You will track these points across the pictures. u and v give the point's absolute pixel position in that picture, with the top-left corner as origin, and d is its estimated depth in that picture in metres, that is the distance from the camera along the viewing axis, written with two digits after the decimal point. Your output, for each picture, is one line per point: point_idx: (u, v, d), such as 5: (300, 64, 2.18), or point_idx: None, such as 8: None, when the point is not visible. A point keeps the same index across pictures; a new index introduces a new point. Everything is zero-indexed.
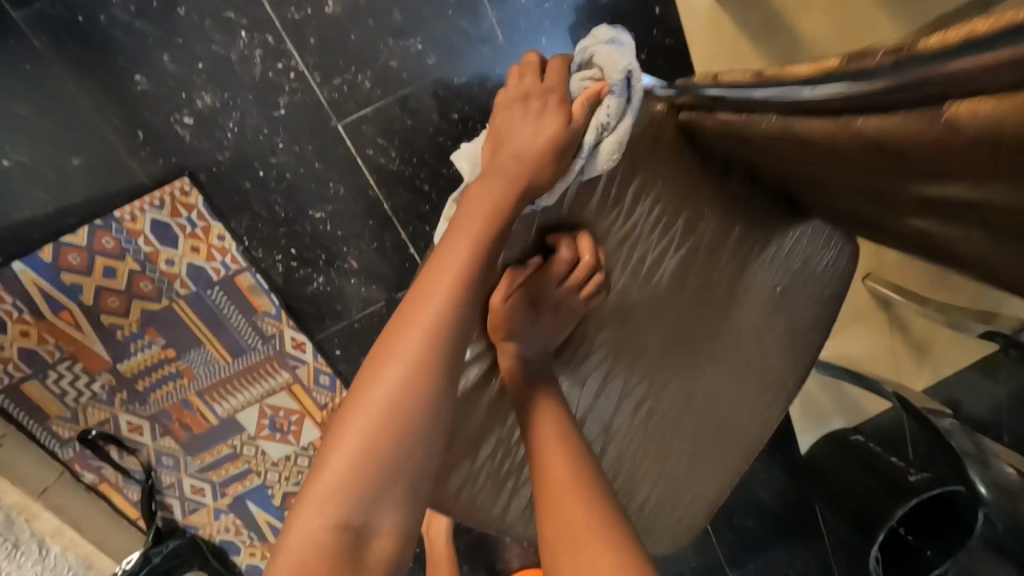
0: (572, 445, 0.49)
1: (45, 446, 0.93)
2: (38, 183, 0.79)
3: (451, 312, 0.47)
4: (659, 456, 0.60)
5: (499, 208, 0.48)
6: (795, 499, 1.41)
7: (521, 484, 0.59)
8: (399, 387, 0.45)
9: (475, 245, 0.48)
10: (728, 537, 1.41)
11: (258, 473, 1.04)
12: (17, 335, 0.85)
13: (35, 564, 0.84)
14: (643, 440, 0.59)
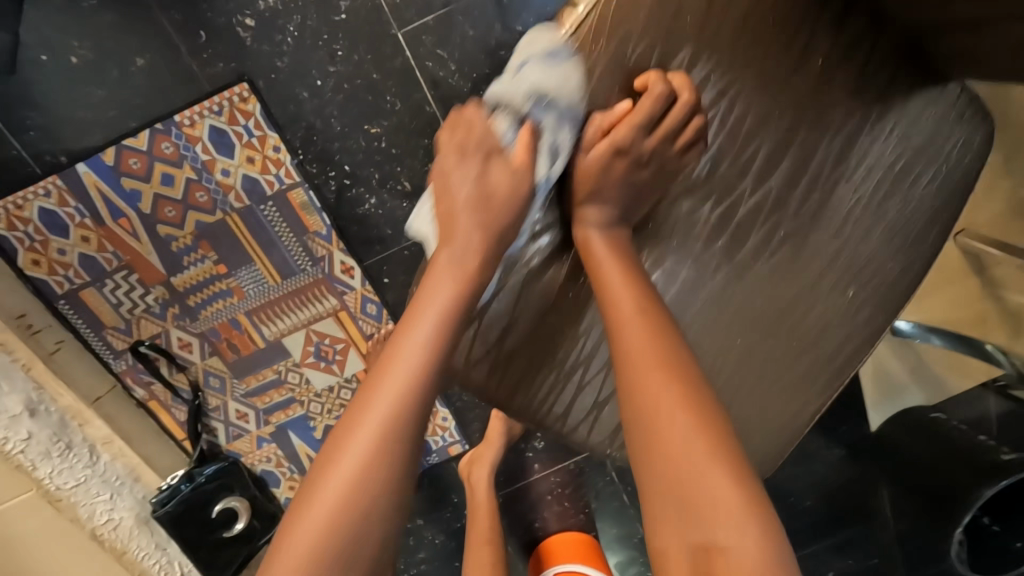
0: (651, 319, 0.50)
1: (100, 356, 0.93)
2: (104, 85, 0.80)
3: (417, 384, 0.48)
4: (738, 358, 0.58)
5: (423, 349, 0.49)
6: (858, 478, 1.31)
7: (588, 378, 0.58)
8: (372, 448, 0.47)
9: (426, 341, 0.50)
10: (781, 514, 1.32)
11: (301, 403, 1.03)
12: (79, 240, 0.86)
13: (86, 468, 0.86)
14: (728, 335, 0.57)
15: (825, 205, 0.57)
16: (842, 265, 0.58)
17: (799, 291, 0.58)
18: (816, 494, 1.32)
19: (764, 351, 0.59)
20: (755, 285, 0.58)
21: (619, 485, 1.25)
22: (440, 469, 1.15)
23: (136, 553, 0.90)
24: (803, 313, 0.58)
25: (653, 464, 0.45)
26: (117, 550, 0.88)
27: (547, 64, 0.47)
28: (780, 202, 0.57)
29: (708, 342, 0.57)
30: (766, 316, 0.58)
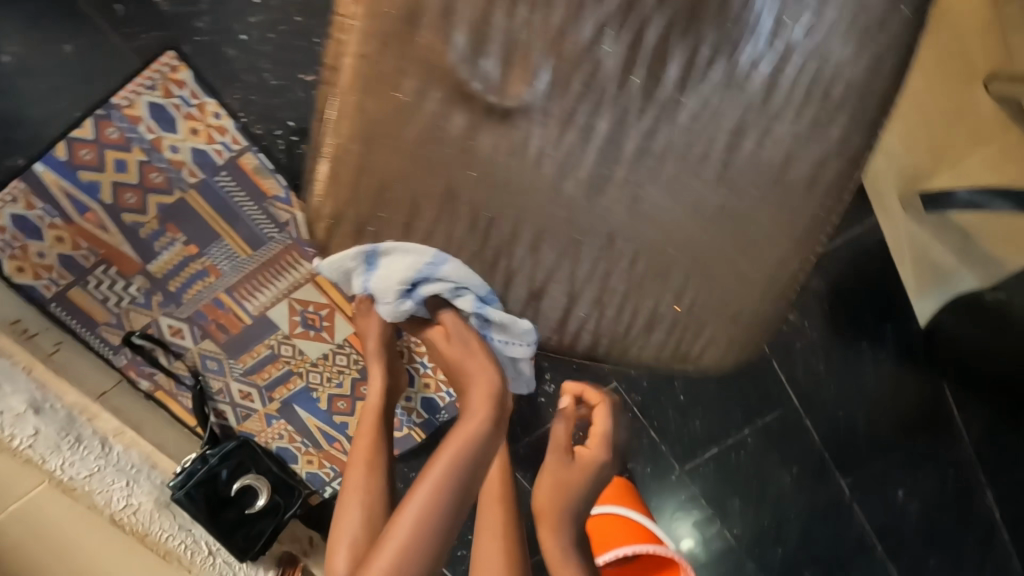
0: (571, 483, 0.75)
1: (100, 353, 0.97)
2: (41, 78, 0.80)
3: (456, 476, 0.54)
4: (687, 221, 0.53)
5: (449, 465, 0.54)
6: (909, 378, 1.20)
7: (515, 263, 0.54)
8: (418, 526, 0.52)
9: (471, 441, 0.55)
10: (827, 431, 1.23)
11: (300, 374, 1.03)
12: (54, 242, 0.88)
13: (98, 458, 0.88)
14: (672, 201, 0.53)
15: (770, 23, 0.48)
16: (797, 94, 0.51)
17: (751, 133, 0.52)
18: (865, 403, 1.21)
19: (717, 209, 0.53)
20: (699, 133, 0.51)
21: (644, 422, 1.17)
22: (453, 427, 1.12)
23: (159, 534, 0.92)
24: (758, 159, 0.52)
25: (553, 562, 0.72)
26: (138, 532, 0.89)
27: (377, 273, 0.55)
28: (717, 29, 0.48)
29: (649, 211, 0.53)
30: (711, 172, 0.52)
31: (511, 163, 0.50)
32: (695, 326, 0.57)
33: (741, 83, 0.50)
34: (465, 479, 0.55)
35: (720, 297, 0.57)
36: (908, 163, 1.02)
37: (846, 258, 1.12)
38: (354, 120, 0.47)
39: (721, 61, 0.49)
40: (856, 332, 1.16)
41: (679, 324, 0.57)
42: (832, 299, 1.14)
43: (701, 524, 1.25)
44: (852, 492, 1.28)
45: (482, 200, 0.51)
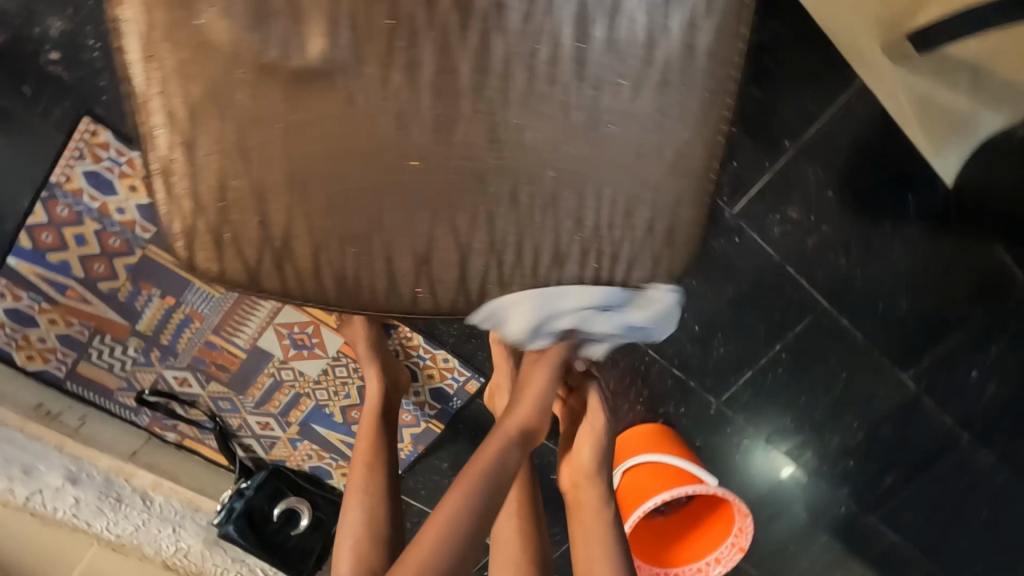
0: (598, 456, 0.86)
1: (123, 417, 1.02)
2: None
3: (500, 458, 0.69)
4: (565, 134, 0.49)
5: (494, 454, 0.70)
6: (951, 245, 1.07)
7: (388, 234, 0.49)
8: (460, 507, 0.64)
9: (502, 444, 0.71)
10: (873, 326, 1.12)
11: (308, 394, 1.05)
12: (49, 324, 0.93)
13: (140, 512, 0.96)
14: (537, 117, 0.48)
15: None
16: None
17: (600, 20, 0.48)
18: (909, 287, 1.09)
19: (588, 111, 0.49)
20: (541, 35, 0.47)
21: (664, 363, 1.11)
22: (469, 412, 1.11)
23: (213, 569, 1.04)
24: (614, 45, 0.48)
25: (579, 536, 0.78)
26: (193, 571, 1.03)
27: (505, 327, 0.58)
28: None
29: (517, 133, 0.49)
30: (570, 74, 0.48)
31: (354, 121, 0.46)
32: (614, 245, 0.54)
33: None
34: (507, 464, 0.70)
35: (632, 205, 0.53)
36: (884, 8, 0.88)
37: (847, 135, 0.96)
38: (188, 126, 0.45)
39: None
40: (877, 212, 1.03)
41: (596, 247, 0.54)
42: (836, 184, 0.99)
43: (796, 452, 1.24)
44: (913, 385, 1.19)
45: (337, 171, 0.47)
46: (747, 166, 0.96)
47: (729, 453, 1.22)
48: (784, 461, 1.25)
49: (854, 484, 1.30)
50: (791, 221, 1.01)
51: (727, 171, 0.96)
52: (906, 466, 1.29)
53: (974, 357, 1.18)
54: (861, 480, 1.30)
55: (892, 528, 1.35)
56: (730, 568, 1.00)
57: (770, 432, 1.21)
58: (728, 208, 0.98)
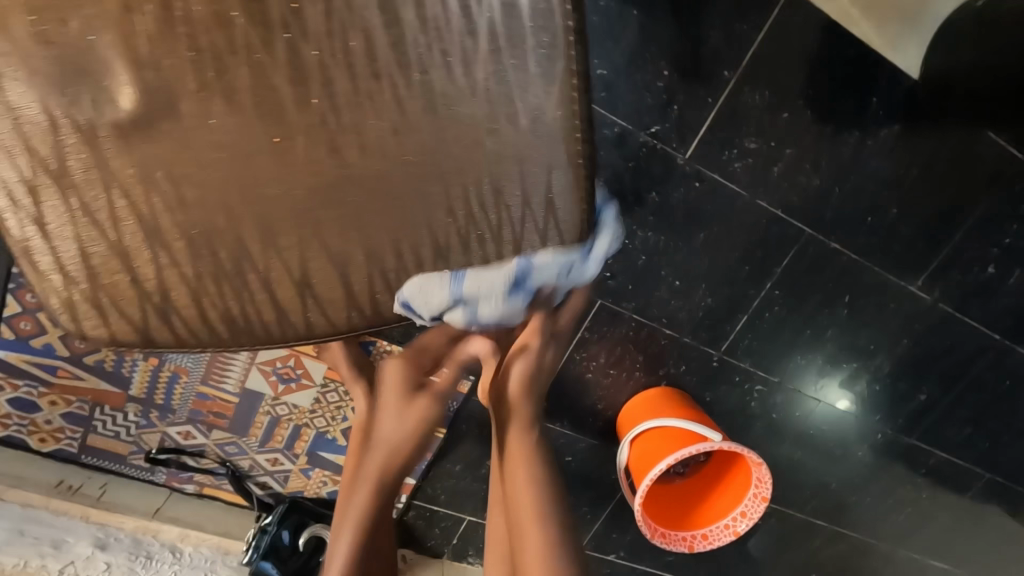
0: (529, 441, 0.78)
1: (141, 477, 1.06)
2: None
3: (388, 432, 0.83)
4: (416, 130, 0.52)
5: (387, 431, 0.83)
6: (937, 138, 0.98)
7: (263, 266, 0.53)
8: (376, 470, 0.83)
9: (398, 416, 0.83)
10: (866, 242, 1.06)
11: (307, 424, 1.07)
12: (51, 406, 0.96)
13: (172, 564, 0.99)
14: (383, 120, 0.51)
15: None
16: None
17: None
18: (896, 193, 1.02)
19: (427, 93, 0.52)
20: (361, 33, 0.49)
21: (652, 324, 1.07)
22: (466, 411, 1.11)
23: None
24: (431, 25, 0.50)
25: (518, 533, 0.72)
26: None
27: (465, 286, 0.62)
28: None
29: (369, 143, 0.52)
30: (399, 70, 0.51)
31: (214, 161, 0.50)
32: (493, 229, 0.57)
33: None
34: (393, 437, 0.83)
35: (497, 182, 0.55)
36: None
37: (789, 49, 0.90)
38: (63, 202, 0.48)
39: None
40: (840, 123, 0.95)
41: (475, 234, 0.56)
42: (789, 102, 0.93)
43: (850, 381, 1.20)
44: (926, 294, 1.12)
45: (212, 207, 0.50)
46: (688, 107, 0.91)
47: (745, 402, 1.18)
48: (805, 398, 1.20)
49: (886, 407, 1.23)
50: (751, 153, 0.95)
51: (669, 116, 0.91)
52: (940, 379, 1.22)
53: (987, 250, 1.09)
54: (893, 402, 1.23)
55: (938, 445, 1.28)
56: (756, 521, 0.96)
57: (821, 363, 1.17)
58: (679, 154, 0.94)
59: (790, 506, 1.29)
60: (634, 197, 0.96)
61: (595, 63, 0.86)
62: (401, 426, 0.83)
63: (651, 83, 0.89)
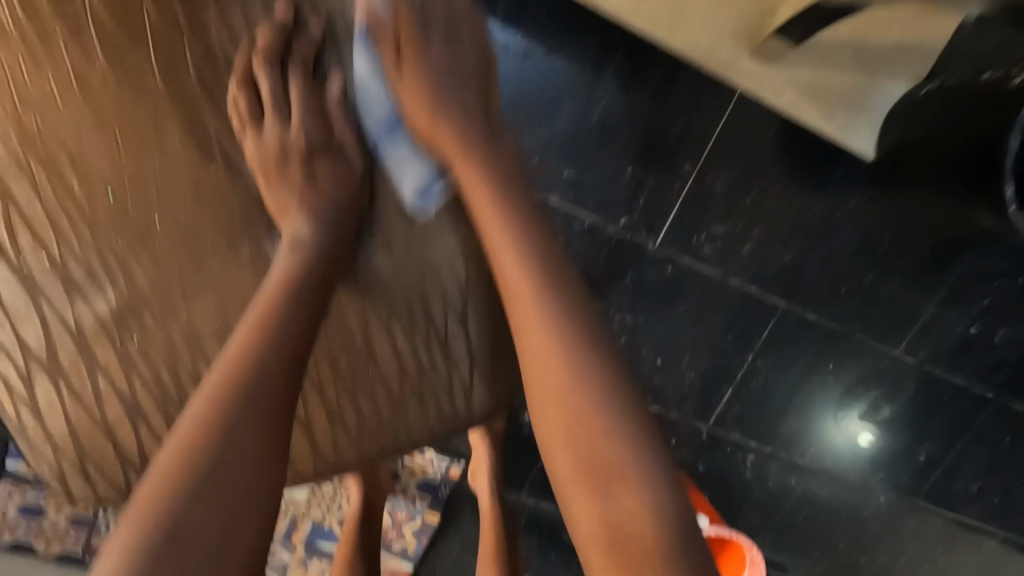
0: (525, 245, 0.47)
1: None
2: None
3: (262, 355, 0.43)
4: (358, 291, 0.48)
5: (256, 343, 0.43)
6: (911, 208, 1.01)
7: None
8: (219, 397, 0.40)
9: (242, 362, 0.42)
10: (843, 309, 1.07)
11: (304, 514, 1.09)
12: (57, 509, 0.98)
13: None
14: (280, 294, 0.45)
15: (295, 95, 0.49)
16: (375, 129, 0.51)
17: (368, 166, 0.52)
18: (869, 262, 1.04)
19: (379, 243, 0.50)
20: (320, 190, 0.49)
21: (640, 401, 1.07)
22: (459, 493, 1.13)
23: None
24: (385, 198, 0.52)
25: (543, 390, 0.44)
26: None
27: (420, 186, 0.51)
28: (257, 119, 0.48)
29: (256, 320, 0.44)
30: (326, 239, 0.47)
31: (148, 331, 0.46)
32: (446, 384, 0.48)
33: (323, 132, 0.50)
34: (288, 327, 0.44)
35: (453, 334, 0.49)
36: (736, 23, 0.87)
37: (744, 143, 0.95)
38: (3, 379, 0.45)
39: (282, 132, 0.48)
40: (804, 201, 0.99)
41: (438, 389, 0.48)
42: (750, 189, 0.97)
43: (869, 411, 1.15)
44: (912, 356, 1.11)
45: None
46: (654, 195, 0.96)
47: (740, 472, 1.15)
48: (804, 465, 1.17)
49: (891, 470, 1.18)
50: (719, 237, 0.99)
51: (636, 208, 0.96)
52: (942, 442, 1.17)
53: (970, 308, 1.09)
54: (900, 465, 1.18)
55: (954, 509, 1.22)
56: None
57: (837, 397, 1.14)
58: (649, 241, 0.98)
59: None
60: (609, 281, 0.99)
61: (560, 165, 0.93)
62: (263, 368, 0.42)
63: (616, 176, 0.94)
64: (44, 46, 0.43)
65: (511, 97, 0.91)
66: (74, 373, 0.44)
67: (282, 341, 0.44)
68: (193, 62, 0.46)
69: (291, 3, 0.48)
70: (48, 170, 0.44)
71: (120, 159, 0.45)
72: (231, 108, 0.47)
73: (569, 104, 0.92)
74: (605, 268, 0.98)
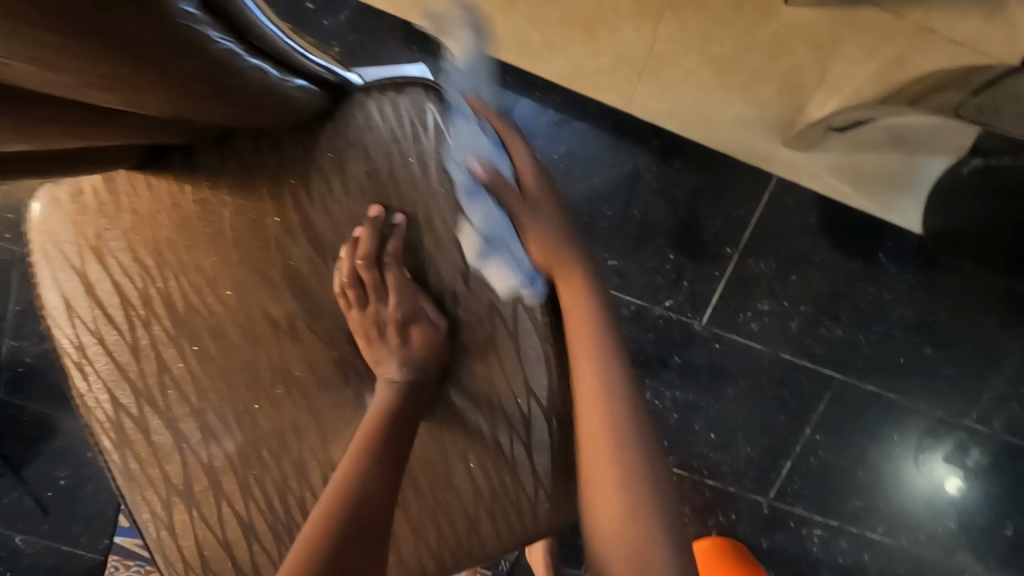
0: (611, 363, 0.48)
1: None
2: (68, 480, 1.04)
3: (359, 483, 0.45)
4: (440, 423, 0.51)
5: (356, 472, 0.45)
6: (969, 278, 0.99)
7: None
8: (321, 524, 0.43)
9: (346, 483, 0.45)
10: (903, 380, 1.05)
11: None
12: None
13: None
14: (369, 432, 0.47)
15: (392, 280, 0.48)
16: (443, 283, 0.50)
17: (450, 317, 0.50)
18: (924, 332, 1.02)
19: (458, 386, 0.51)
20: (416, 354, 0.49)
21: (694, 476, 1.08)
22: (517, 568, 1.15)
23: None
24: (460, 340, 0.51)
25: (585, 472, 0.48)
26: None
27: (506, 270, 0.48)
28: (359, 297, 0.48)
29: (360, 444, 0.47)
30: (414, 382, 0.50)
31: (249, 476, 0.50)
32: (515, 503, 0.52)
33: (413, 298, 0.49)
34: (383, 458, 0.46)
35: (520, 455, 0.51)
36: (768, 118, 0.93)
37: (785, 224, 0.98)
38: (135, 519, 0.52)
39: (378, 307, 0.49)
40: (851, 278, 1.00)
41: (508, 507, 0.52)
42: (794, 266, 0.99)
43: (955, 455, 1.07)
44: (984, 426, 1.06)
45: None
46: (698, 281, 1.00)
47: (805, 548, 1.11)
48: (880, 542, 1.10)
49: (975, 548, 1.10)
50: (766, 313, 1.01)
51: (681, 291, 1.00)
52: None
53: None
54: (991, 547, 1.09)
55: None
56: None
57: (917, 448, 1.08)
58: (696, 321, 1.01)
59: None
60: (658, 361, 1.03)
61: (605, 256, 0.99)
62: (370, 490, 0.44)
63: (659, 265, 0.99)
64: (161, 240, 0.47)
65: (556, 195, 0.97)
66: (203, 503, 0.51)
67: (379, 472, 0.45)
68: (290, 247, 0.47)
69: (382, 202, 0.47)
70: (157, 349, 0.49)
71: (216, 333, 0.49)
72: (338, 291, 0.49)
73: (613, 200, 0.97)
74: (653, 347, 1.02)
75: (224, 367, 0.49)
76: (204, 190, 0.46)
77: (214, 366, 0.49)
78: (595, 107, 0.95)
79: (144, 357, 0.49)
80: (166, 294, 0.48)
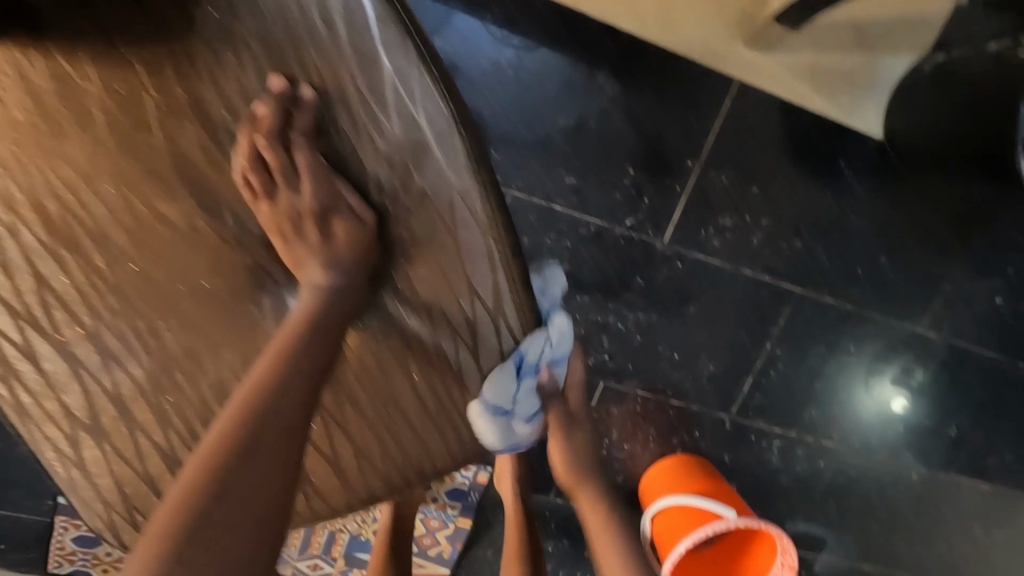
0: None
1: None
2: None
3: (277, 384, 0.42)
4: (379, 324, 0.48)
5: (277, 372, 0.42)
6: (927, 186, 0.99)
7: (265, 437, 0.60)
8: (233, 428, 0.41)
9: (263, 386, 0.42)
10: (858, 291, 1.05)
11: (341, 528, 1.12)
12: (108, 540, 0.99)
13: None
14: (274, 361, 0.43)
15: (303, 162, 0.42)
16: (364, 167, 0.44)
17: (378, 209, 0.45)
18: (880, 241, 1.02)
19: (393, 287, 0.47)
20: (341, 250, 0.44)
21: (659, 397, 1.08)
22: (488, 498, 1.15)
23: None
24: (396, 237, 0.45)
25: None
26: None
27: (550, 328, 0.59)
28: (268, 185, 0.42)
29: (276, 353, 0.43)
30: (335, 292, 0.45)
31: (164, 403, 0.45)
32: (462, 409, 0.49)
33: (332, 185, 0.43)
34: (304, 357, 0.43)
35: (466, 359, 0.48)
36: (727, 17, 0.90)
37: (746, 133, 0.94)
38: (41, 457, 0.46)
39: (290, 196, 0.43)
40: (812, 189, 0.98)
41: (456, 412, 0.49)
42: (755, 179, 0.96)
43: (903, 376, 1.12)
44: (933, 331, 1.09)
45: None
46: (659, 198, 0.96)
47: (765, 459, 1.15)
48: (833, 449, 1.15)
49: (917, 444, 1.17)
50: (727, 229, 0.99)
51: (641, 208, 0.96)
52: (968, 413, 1.15)
53: (990, 281, 1.07)
54: (931, 441, 1.16)
55: (980, 475, 1.20)
56: None
57: (876, 361, 1.11)
58: (657, 239, 0.98)
59: (842, 560, 1.23)
60: (620, 284, 1.00)
61: (562, 173, 0.93)
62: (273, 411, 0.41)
63: (618, 182, 0.94)
64: (20, 128, 0.41)
65: (505, 109, 0.90)
66: (115, 435, 0.46)
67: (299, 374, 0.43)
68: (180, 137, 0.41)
69: (283, 71, 0.40)
70: (31, 259, 0.43)
71: (104, 240, 0.44)
72: (240, 180, 0.42)
73: (568, 113, 0.91)
74: (615, 269, 0.99)
75: (120, 278, 0.45)
76: (61, 62, 0.40)
77: (106, 275, 0.44)
78: (545, 8, 0.87)
79: (19, 268, 0.43)
80: (34, 195, 0.42)
